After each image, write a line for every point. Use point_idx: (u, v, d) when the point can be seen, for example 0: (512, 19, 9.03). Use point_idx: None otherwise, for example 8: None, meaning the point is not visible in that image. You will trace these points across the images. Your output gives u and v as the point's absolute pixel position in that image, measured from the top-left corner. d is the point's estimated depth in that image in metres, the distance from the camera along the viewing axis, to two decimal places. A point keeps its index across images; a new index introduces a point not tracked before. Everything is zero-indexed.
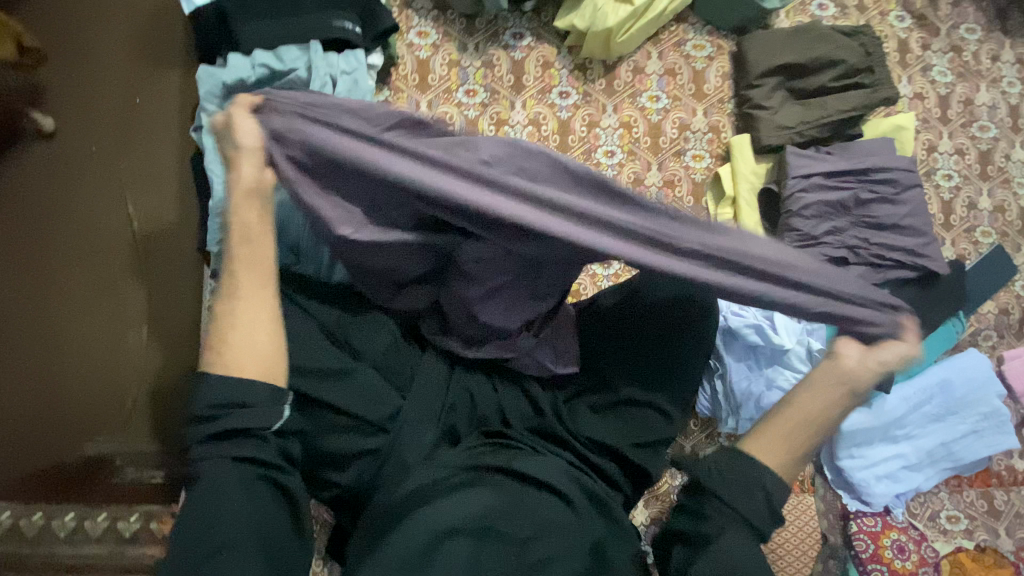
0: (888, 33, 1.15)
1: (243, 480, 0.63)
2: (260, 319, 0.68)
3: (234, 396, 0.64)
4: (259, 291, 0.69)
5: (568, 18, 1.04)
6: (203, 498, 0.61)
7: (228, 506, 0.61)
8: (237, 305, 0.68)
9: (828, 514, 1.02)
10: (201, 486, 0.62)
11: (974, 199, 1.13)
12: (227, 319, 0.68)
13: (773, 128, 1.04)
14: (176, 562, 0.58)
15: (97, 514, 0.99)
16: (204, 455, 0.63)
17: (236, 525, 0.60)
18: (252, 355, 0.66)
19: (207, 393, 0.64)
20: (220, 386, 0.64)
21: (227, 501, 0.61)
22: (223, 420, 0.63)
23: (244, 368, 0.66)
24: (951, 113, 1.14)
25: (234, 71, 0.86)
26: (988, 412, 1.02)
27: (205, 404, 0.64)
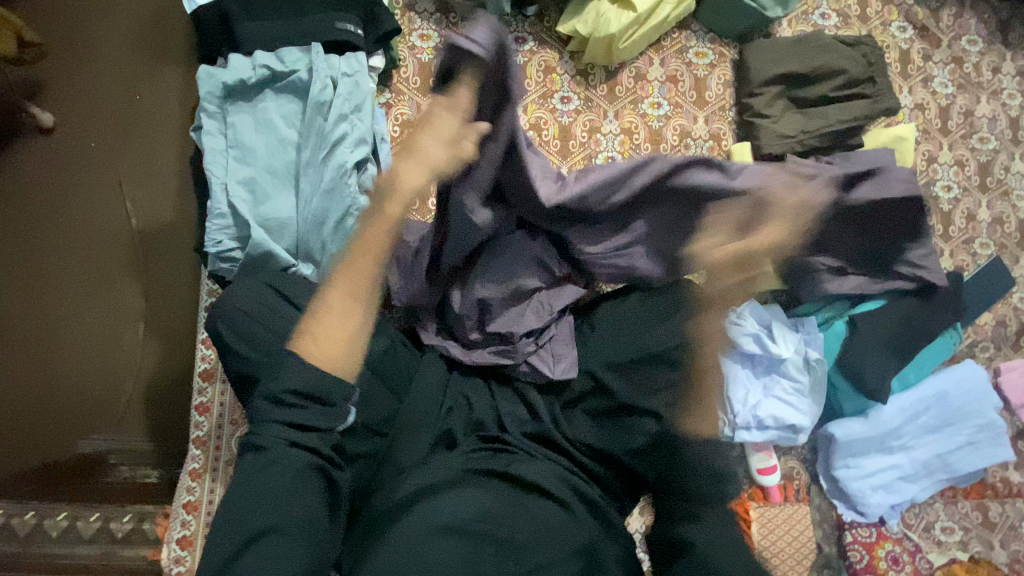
0: (890, 43, 1.15)
1: (299, 467, 0.62)
2: (343, 324, 0.69)
3: (309, 385, 0.63)
4: (350, 294, 0.70)
5: (571, 23, 1.04)
6: (254, 480, 0.60)
7: (280, 492, 0.60)
8: (329, 298, 0.69)
9: (823, 524, 1.02)
10: (256, 465, 0.61)
11: (973, 211, 1.13)
12: (320, 309, 0.69)
13: (774, 137, 1.04)
14: (214, 542, 0.58)
15: (98, 512, 1.03)
16: (268, 433, 0.62)
17: (282, 513, 0.60)
18: (331, 354, 0.67)
19: (296, 377, 0.63)
20: (302, 374, 0.63)
21: (273, 483, 0.61)
22: (295, 406, 0.63)
23: (324, 358, 0.66)
24: (951, 124, 1.15)
25: (235, 72, 0.85)
26: (983, 424, 1.03)
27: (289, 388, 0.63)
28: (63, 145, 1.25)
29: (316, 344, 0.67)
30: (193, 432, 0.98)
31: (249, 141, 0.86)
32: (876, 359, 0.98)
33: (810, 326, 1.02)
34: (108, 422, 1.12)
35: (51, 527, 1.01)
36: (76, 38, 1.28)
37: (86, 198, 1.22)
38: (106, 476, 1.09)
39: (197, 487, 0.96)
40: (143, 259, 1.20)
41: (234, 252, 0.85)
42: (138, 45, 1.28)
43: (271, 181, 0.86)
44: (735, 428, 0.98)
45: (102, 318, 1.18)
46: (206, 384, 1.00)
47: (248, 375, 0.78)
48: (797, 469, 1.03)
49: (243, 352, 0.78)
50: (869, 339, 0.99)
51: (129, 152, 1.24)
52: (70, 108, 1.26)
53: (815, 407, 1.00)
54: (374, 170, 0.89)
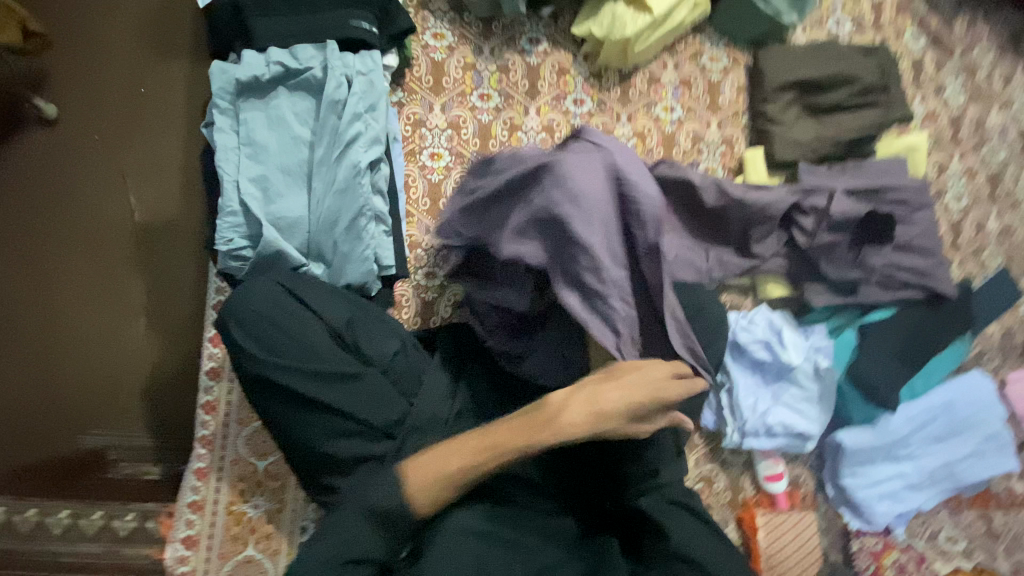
0: (904, 52, 1.15)
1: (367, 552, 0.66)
2: (444, 469, 0.68)
3: (391, 509, 0.66)
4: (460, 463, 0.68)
5: (585, 25, 1.03)
6: (332, 534, 0.66)
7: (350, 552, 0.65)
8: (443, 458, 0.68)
9: (829, 532, 1.02)
10: (335, 520, 0.67)
11: (983, 221, 1.13)
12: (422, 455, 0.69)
13: (787, 144, 1.04)
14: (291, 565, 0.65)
15: (103, 509, 1.03)
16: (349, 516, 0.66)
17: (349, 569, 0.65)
18: (432, 484, 0.67)
19: (381, 493, 0.66)
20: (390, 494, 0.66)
21: (343, 529, 0.66)
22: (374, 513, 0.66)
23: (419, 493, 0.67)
24: (962, 133, 1.15)
25: (248, 69, 0.84)
26: (989, 434, 1.03)
27: (372, 503, 0.66)
28: (65, 137, 1.23)
29: (418, 474, 0.68)
30: (198, 431, 0.97)
31: (262, 138, 0.85)
32: (885, 368, 0.98)
33: (820, 334, 1.02)
34: (108, 418, 1.11)
35: (54, 525, 1.01)
36: (81, 29, 1.27)
37: (89, 191, 1.21)
38: (106, 473, 1.07)
39: (203, 487, 0.95)
40: (146, 254, 1.19)
41: (245, 251, 0.84)
42: (144, 37, 1.26)
43: (283, 179, 0.85)
44: (744, 435, 0.98)
45: (105, 312, 1.16)
46: (212, 382, 0.99)
47: (257, 376, 0.78)
48: (803, 477, 1.04)
49: (253, 350, 0.78)
50: (879, 348, 0.99)
51: (134, 146, 1.23)
52: (75, 100, 1.24)
53: (823, 415, 0.99)
54: (387, 170, 0.89)
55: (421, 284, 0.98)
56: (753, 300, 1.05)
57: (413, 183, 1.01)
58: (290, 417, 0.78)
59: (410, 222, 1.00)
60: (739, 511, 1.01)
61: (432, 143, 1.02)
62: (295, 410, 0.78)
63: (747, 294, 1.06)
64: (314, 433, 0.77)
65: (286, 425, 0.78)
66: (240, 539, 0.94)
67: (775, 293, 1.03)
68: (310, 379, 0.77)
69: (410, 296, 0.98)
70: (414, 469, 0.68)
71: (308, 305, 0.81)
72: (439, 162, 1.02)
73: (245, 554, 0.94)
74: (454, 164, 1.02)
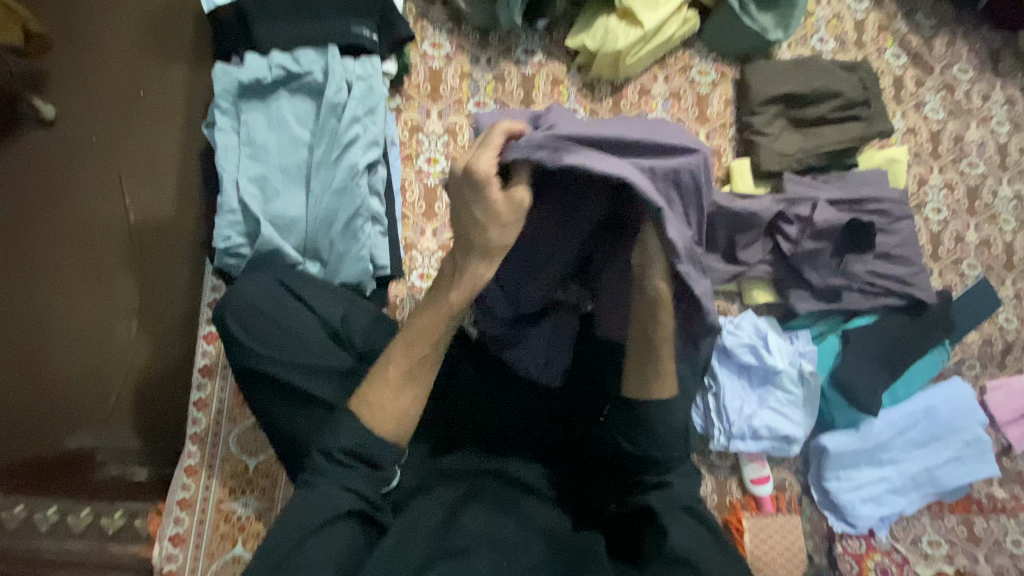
0: (885, 69, 1.20)
1: (341, 508, 0.60)
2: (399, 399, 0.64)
3: (364, 448, 0.62)
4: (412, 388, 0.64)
5: (579, 38, 1.07)
6: (307, 501, 0.60)
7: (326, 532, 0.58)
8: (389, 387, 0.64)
9: (814, 535, 1.03)
10: (306, 489, 0.61)
11: (962, 233, 1.17)
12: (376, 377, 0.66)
13: (772, 155, 1.07)
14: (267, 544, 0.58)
15: (91, 506, 1.01)
16: (320, 467, 0.61)
17: (327, 554, 0.57)
18: (389, 416, 0.63)
19: (344, 436, 0.62)
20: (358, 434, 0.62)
21: (312, 502, 0.60)
22: (347, 463, 0.62)
23: (381, 421, 0.63)
24: (941, 148, 1.19)
25: (250, 71, 0.87)
26: (970, 439, 1.05)
27: (341, 447, 0.62)
28: (64, 137, 1.24)
29: (368, 407, 0.63)
30: (189, 428, 0.97)
31: (262, 139, 0.87)
32: (868, 373, 1.01)
33: (804, 339, 1.05)
34: (96, 419, 1.11)
35: (41, 522, 0.98)
36: (84, 32, 1.29)
37: (86, 191, 1.22)
38: (93, 474, 1.07)
39: (193, 484, 0.95)
40: (140, 254, 1.20)
41: (242, 249, 0.85)
42: (146, 41, 1.29)
43: (282, 179, 0.87)
44: (730, 437, 0.99)
45: (97, 311, 1.17)
46: (205, 379, 0.99)
47: (251, 369, 0.79)
48: (789, 480, 1.05)
49: (247, 343, 0.79)
50: (860, 354, 1.02)
51: (132, 147, 1.24)
52: (74, 101, 1.26)
53: (807, 418, 1.02)
54: (384, 172, 0.91)
55: (415, 285, 1.00)
56: (739, 306, 1.08)
57: (409, 187, 1.03)
58: (281, 410, 0.78)
59: (405, 225, 1.02)
60: (726, 514, 1.02)
61: (429, 148, 1.05)
62: (286, 404, 0.78)
63: (734, 300, 1.08)
64: (304, 427, 0.77)
65: (278, 418, 0.79)
66: (228, 537, 0.94)
67: (760, 298, 1.06)
68: (303, 373, 0.78)
69: (404, 297, 1.00)
70: (373, 392, 0.64)
71: (304, 300, 0.82)
72: (435, 166, 1.04)
73: (233, 553, 0.94)
74: (450, 169, 1.04)
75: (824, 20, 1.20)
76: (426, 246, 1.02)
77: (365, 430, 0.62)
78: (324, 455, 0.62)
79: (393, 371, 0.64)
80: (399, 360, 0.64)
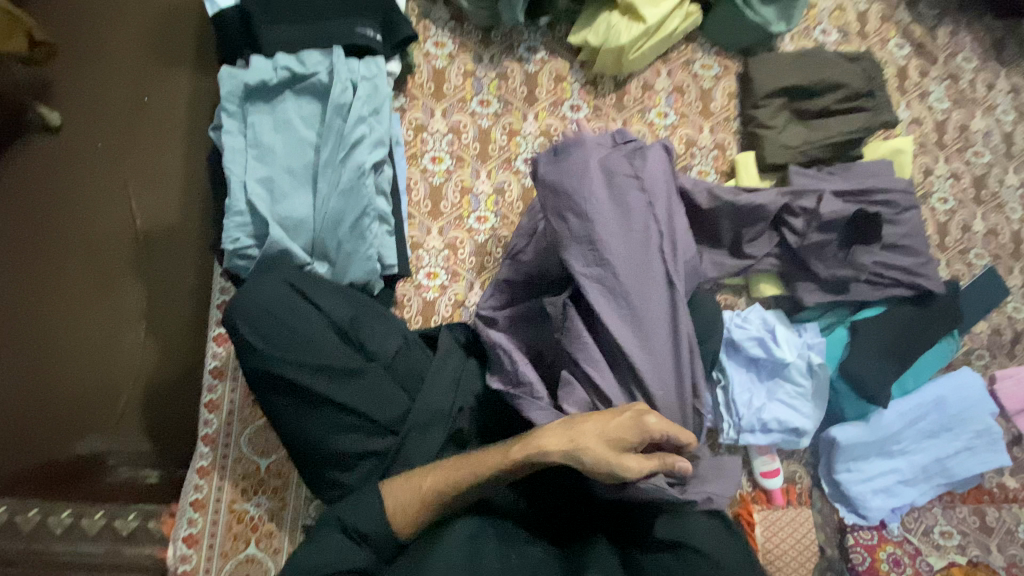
0: (888, 60, 1.19)
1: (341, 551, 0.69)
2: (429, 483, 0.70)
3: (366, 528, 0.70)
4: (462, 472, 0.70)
5: (582, 34, 1.07)
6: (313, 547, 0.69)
7: (326, 549, 0.69)
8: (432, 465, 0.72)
9: (825, 527, 1.03)
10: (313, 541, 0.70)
11: (968, 222, 1.16)
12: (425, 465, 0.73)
13: (777, 147, 1.07)
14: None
15: (104, 510, 1.03)
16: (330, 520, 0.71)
17: None
18: (409, 490, 0.71)
19: (362, 517, 0.70)
20: (376, 509, 0.70)
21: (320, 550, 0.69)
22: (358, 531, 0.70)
23: (396, 496, 0.71)
24: (947, 138, 1.18)
25: (256, 73, 0.87)
26: (980, 430, 1.05)
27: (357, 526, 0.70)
28: (70, 144, 1.25)
29: (396, 499, 0.71)
30: (202, 429, 0.98)
31: (268, 141, 0.87)
32: (877, 365, 1.00)
33: (812, 331, 1.04)
34: (105, 425, 1.12)
35: (55, 525, 1.00)
36: (86, 37, 1.30)
37: (93, 196, 1.23)
38: (105, 477, 1.08)
39: (205, 485, 0.96)
40: (147, 259, 1.21)
41: (251, 250, 0.86)
42: (150, 46, 1.29)
43: (289, 180, 0.87)
44: (740, 431, 0.99)
45: (105, 318, 1.18)
46: (216, 381, 1.00)
47: (261, 370, 0.79)
48: (799, 473, 1.05)
49: (258, 346, 0.79)
50: (870, 344, 1.01)
51: (138, 152, 1.25)
52: (80, 108, 1.27)
53: (817, 411, 1.01)
54: (389, 173, 0.92)
55: (422, 284, 1.01)
56: (746, 300, 1.08)
57: (414, 186, 1.03)
58: (293, 411, 0.79)
59: (411, 224, 1.02)
60: (737, 508, 1.03)
61: (433, 147, 1.05)
62: (298, 405, 0.79)
63: (741, 294, 1.08)
64: (316, 427, 0.79)
65: (290, 419, 0.80)
66: (241, 537, 0.94)
67: (767, 290, 1.05)
68: (312, 374, 0.79)
69: (411, 296, 1.00)
70: (394, 488, 0.72)
71: (313, 301, 0.83)
72: (440, 165, 1.04)
73: (246, 553, 0.94)
74: (455, 167, 1.05)
75: (827, 12, 1.20)
76: (432, 245, 1.02)
77: (386, 524, 0.70)
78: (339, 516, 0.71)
79: (427, 487, 0.70)
80: (437, 476, 0.70)
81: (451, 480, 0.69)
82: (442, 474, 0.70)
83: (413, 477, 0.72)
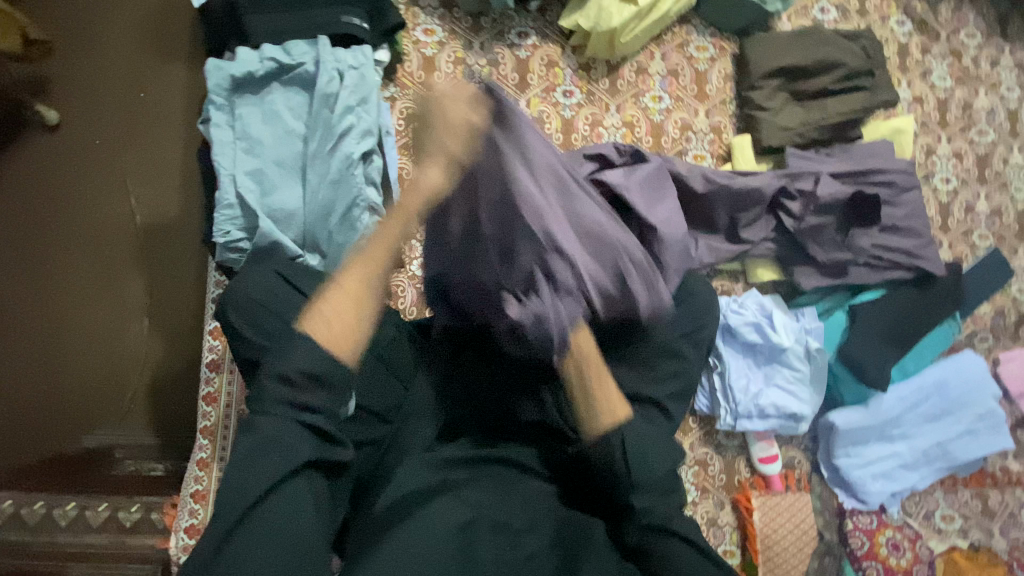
0: (889, 37, 1.16)
1: (287, 433, 0.56)
2: (346, 284, 0.62)
3: (319, 371, 0.57)
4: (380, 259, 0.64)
5: (573, 18, 1.05)
6: (256, 448, 0.55)
7: (265, 436, 0.55)
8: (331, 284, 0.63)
9: (824, 512, 1.02)
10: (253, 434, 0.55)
11: (971, 203, 1.14)
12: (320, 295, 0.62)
13: (774, 130, 1.05)
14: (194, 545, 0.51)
15: (106, 501, 1.03)
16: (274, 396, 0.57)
17: (272, 518, 0.53)
18: (339, 324, 0.60)
19: (299, 358, 0.57)
20: (307, 349, 0.58)
21: (257, 456, 0.55)
22: (305, 398, 0.57)
23: (332, 323, 0.60)
24: (949, 117, 1.16)
25: (243, 65, 0.86)
26: (982, 413, 1.04)
27: (298, 369, 0.57)
28: (67, 141, 1.26)
29: (320, 321, 0.60)
30: (200, 422, 0.99)
31: (257, 133, 0.86)
32: (875, 349, 0.99)
33: (810, 316, 1.03)
34: (110, 417, 1.14)
35: (59, 517, 1.00)
36: (80, 33, 1.29)
37: (91, 193, 1.24)
38: (111, 469, 1.10)
39: (205, 476, 0.97)
40: (147, 254, 1.21)
41: (242, 243, 0.86)
42: (143, 41, 1.29)
43: (278, 172, 0.87)
44: (737, 417, 0.99)
45: (108, 312, 1.19)
46: (212, 374, 1.01)
47: (250, 359, 0.76)
48: (798, 459, 1.04)
49: (248, 333, 0.77)
50: (869, 328, 1.00)
51: (135, 147, 1.25)
52: (76, 103, 1.27)
53: (815, 396, 1.01)
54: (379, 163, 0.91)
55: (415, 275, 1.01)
56: (744, 285, 1.06)
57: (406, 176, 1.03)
58: None
59: None
60: (736, 494, 1.02)
61: None
62: None
63: (738, 278, 1.07)
64: None
65: None
66: None
67: (764, 275, 1.04)
68: None
69: None
70: (327, 301, 0.61)
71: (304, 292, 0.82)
72: None
73: None
74: None
75: None
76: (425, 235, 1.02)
77: (319, 349, 0.58)
78: (278, 399, 0.57)
79: (369, 273, 0.63)
80: (339, 294, 0.61)
81: (373, 271, 0.63)
82: (366, 264, 0.63)
83: (328, 302, 0.60)
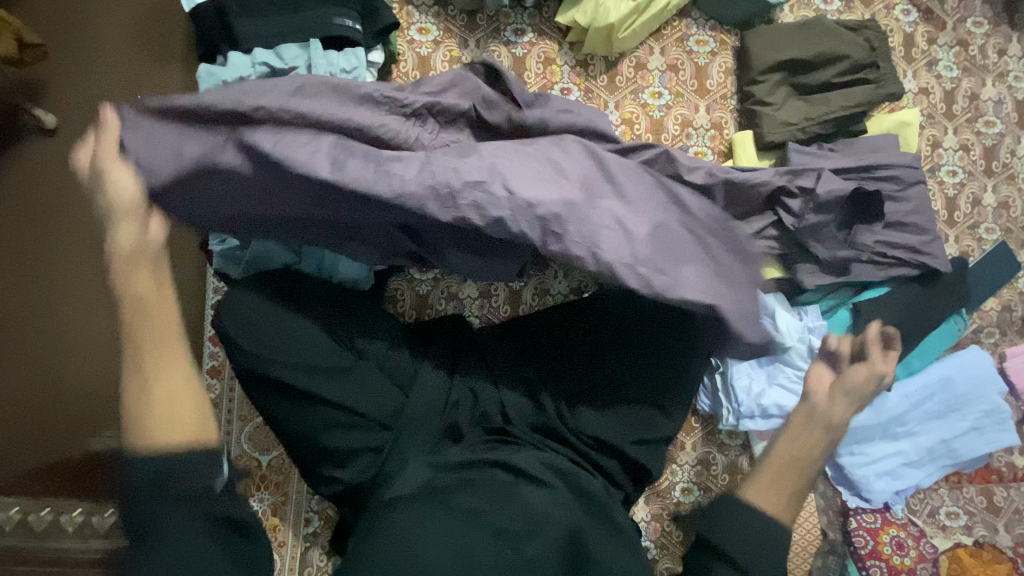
0: (894, 27, 1.14)
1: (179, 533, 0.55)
2: (174, 386, 0.62)
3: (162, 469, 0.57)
4: (154, 355, 0.63)
5: (570, 14, 1.03)
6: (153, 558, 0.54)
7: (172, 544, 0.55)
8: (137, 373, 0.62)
9: (828, 510, 1.02)
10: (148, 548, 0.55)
11: (978, 196, 1.12)
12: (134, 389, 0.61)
13: (775, 125, 1.03)
14: None
15: (112, 508, 1.05)
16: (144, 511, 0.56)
17: None
18: (173, 415, 0.60)
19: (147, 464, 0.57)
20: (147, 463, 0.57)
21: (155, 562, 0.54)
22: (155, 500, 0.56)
23: (167, 419, 0.60)
24: (955, 108, 1.14)
25: (234, 71, 0.86)
26: (988, 409, 1.03)
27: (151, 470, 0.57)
28: (66, 145, 1.25)
29: (158, 422, 0.59)
30: None
31: None
32: None
33: (813, 314, 1.02)
34: (115, 419, 1.12)
35: (67, 523, 1.04)
36: (75, 36, 1.28)
37: (90, 197, 1.22)
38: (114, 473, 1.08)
39: None
40: None
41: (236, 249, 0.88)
42: (139, 43, 1.28)
43: None
44: (739, 417, 0.99)
45: (111, 315, 1.17)
46: (214, 381, 1.01)
47: (254, 371, 0.79)
48: None
49: (249, 347, 0.79)
50: (873, 326, 0.99)
51: None
52: (74, 107, 1.26)
53: None
54: None
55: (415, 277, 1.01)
56: None
57: None
58: (289, 413, 0.80)
59: None
60: None
61: None
62: (289, 403, 0.79)
63: None
64: (309, 424, 0.79)
65: (282, 417, 0.80)
66: None
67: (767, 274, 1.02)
68: (304, 373, 0.79)
69: (403, 290, 1.01)
70: (160, 401, 0.61)
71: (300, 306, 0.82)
72: None
73: None
74: None
75: None
76: None
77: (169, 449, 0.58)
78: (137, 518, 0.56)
79: (150, 369, 0.62)
80: (166, 374, 0.62)
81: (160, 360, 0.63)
82: (164, 354, 0.63)
83: (150, 403, 0.60)
